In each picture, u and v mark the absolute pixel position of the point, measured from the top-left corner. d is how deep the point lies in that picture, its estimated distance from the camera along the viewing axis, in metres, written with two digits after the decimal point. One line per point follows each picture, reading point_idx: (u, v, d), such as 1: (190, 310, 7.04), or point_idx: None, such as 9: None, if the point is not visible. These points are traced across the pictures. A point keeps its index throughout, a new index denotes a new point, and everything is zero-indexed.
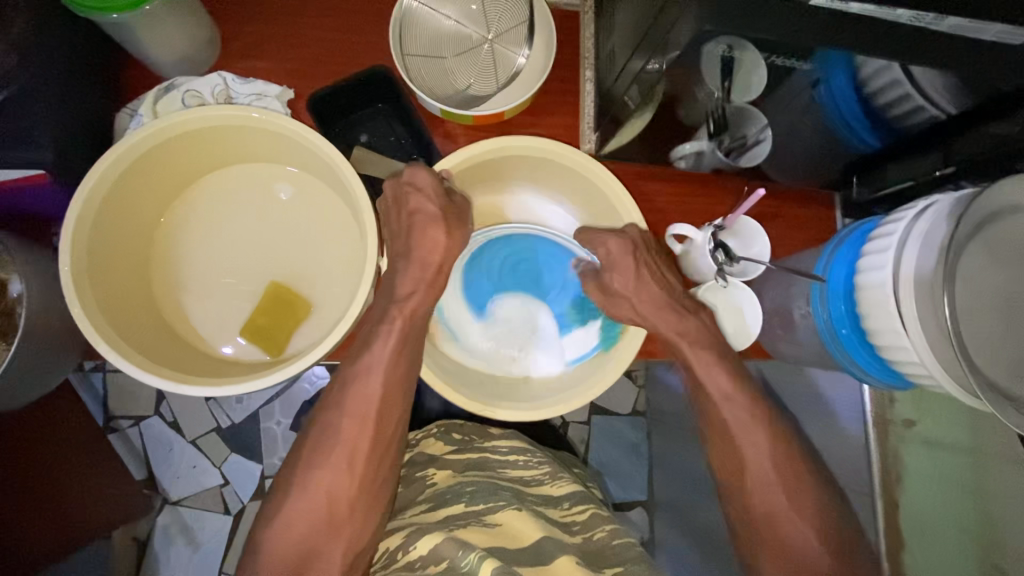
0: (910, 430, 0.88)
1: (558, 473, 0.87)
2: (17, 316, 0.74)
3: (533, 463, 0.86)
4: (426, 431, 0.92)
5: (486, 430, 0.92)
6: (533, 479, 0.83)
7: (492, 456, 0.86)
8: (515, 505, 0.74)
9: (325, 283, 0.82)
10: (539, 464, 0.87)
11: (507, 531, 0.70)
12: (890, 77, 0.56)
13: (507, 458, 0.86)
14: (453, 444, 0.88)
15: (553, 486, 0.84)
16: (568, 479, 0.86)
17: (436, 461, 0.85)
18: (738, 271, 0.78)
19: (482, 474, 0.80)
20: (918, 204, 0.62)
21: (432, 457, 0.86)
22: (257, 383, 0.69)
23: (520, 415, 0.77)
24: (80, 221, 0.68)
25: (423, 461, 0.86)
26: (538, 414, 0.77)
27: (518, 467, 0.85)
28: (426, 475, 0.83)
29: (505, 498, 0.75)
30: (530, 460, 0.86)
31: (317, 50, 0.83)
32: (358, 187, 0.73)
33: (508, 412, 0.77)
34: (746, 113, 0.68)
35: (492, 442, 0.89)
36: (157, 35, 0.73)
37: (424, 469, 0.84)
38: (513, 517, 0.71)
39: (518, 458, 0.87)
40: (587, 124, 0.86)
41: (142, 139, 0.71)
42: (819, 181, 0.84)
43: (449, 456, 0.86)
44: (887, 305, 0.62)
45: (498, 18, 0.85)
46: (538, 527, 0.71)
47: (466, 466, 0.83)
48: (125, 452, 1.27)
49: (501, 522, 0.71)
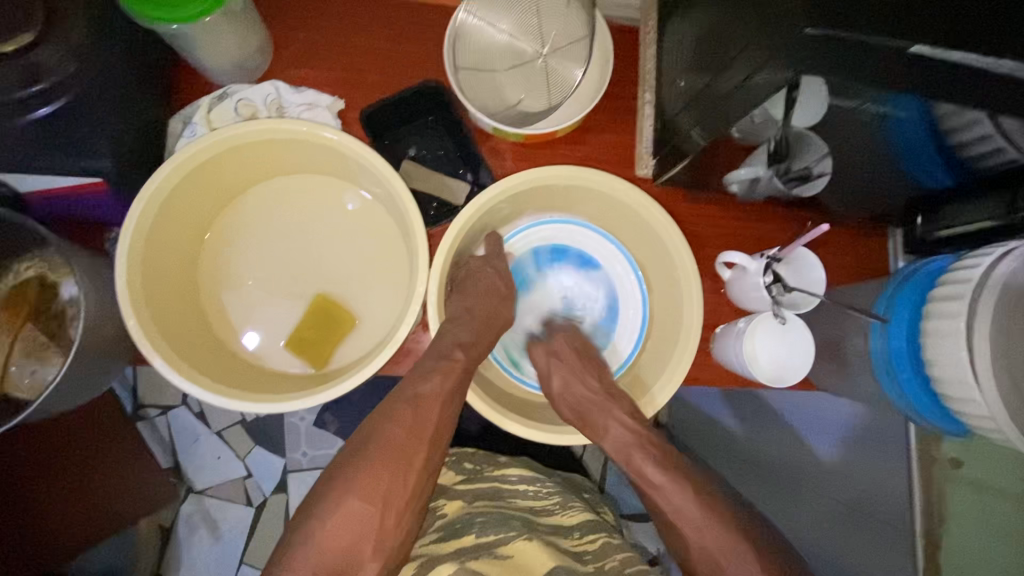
0: (957, 472, 0.86)
1: (569, 501, 0.86)
2: (69, 320, 0.76)
3: (543, 493, 0.86)
4: None
5: (495, 458, 0.92)
6: (542, 509, 0.83)
7: (502, 485, 0.85)
8: (526, 535, 0.74)
9: (369, 298, 0.81)
10: (549, 493, 0.87)
11: (518, 563, 0.70)
12: (972, 122, 0.54)
13: (517, 487, 0.86)
14: (464, 474, 0.88)
15: (564, 515, 0.83)
16: (580, 507, 0.85)
17: (447, 492, 0.84)
18: (789, 303, 0.76)
19: (491, 505, 0.80)
20: (995, 249, 0.60)
21: (443, 487, 0.85)
22: (305, 402, 0.68)
23: (559, 439, 0.74)
24: (136, 232, 0.68)
25: (434, 491, 0.85)
26: (576, 439, 0.74)
27: (529, 497, 0.85)
28: (436, 507, 0.82)
29: (515, 528, 0.75)
30: (540, 490, 0.86)
31: (370, 60, 0.82)
32: (409, 205, 0.72)
33: (547, 434, 0.74)
34: (806, 139, 0.64)
35: (501, 471, 0.88)
36: (214, 42, 0.72)
37: (434, 500, 0.84)
38: (524, 547, 0.72)
39: (528, 487, 0.86)
40: (645, 149, 0.83)
41: (200, 151, 0.71)
42: (878, 214, 0.81)
43: (459, 486, 0.85)
44: (958, 355, 0.60)
45: (554, 32, 0.83)
46: (550, 557, 0.71)
47: (476, 496, 0.82)
48: (153, 442, 1.28)
49: (515, 552, 0.71)
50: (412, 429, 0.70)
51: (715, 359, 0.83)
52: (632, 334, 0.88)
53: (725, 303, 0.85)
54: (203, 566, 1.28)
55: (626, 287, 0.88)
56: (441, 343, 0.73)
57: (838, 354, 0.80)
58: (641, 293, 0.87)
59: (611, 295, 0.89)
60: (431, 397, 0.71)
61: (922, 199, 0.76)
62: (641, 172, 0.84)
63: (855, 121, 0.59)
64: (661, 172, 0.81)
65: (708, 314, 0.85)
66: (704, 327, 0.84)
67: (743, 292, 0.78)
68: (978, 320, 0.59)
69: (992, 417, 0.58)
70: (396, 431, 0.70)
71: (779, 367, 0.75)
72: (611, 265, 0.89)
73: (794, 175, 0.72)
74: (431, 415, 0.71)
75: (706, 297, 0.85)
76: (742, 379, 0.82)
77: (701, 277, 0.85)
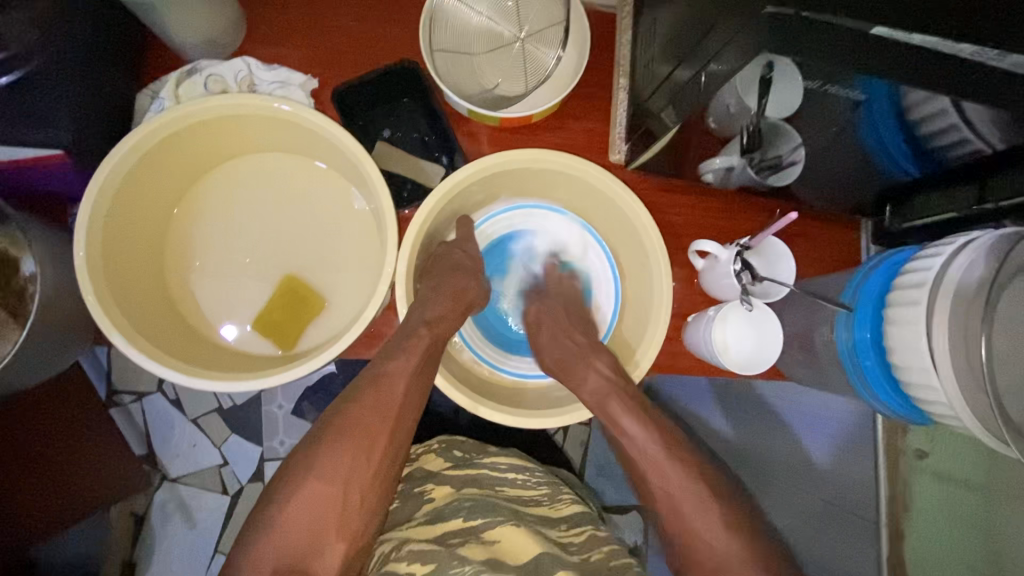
0: (922, 462, 0.87)
1: (559, 493, 0.86)
2: (30, 296, 0.74)
3: (531, 482, 0.86)
4: (426, 446, 0.90)
5: (484, 447, 0.90)
6: (532, 498, 0.83)
7: (490, 472, 0.84)
8: (513, 521, 0.74)
9: (339, 280, 0.81)
10: (538, 483, 0.86)
11: (503, 548, 0.70)
12: (936, 109, 0.54)
13: (505, 475, 0.85)
14: (452, 460, 0.86)
15: (551, 507, 0.83)
16: (568, 500, 0.85)
17: (435, 476, 0.83)
18: (760, 291, 0.77)
19: (480, 492, 0.79)
20: (956, 239, 0.61)
21: (430, 473, 0.84)
22: (269, 381, 0.67)
23: (535, 424, 0.74)
24: (97, 205, 0.67)
25: (422, 476, 0.84)
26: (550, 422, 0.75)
27: (517, 486, 0.84)
28: (423, 492, 0.80)
29: (503, 515, 0.75)
30: (528, 479, 0.86)
31: (345, 40, 0.81)
32: (378, 182, 0.71)
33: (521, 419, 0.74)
34: (779, 129, 0.65)
35: (491, 458, 0.87)
36: (182, 16, 0.71)
37: (421, 484, 0.82)
38: (511, 533, 0.72)
39: (517, 475, 0.86)
40: (618, 134, 0.83)
41: (165, 124, 0.69)
42: (850, 205, 0.81)
43: (447, 471, 0.84)
44: (919, 345, 0.61)
45: (532, 17, 0.83)
46: (535, 544, 0.71)
47: (465, 481, 0.81)
48: (125, 427, 1.26)
49: (499, 538, 0.71)
50: (377, 408, 0.70)
51: (687, 347, 0.83)
52: (606, 317, 0.87)
53: (698, 292, 0.85)
54: (175, 553, 1.26)
55: (600, 271, 0.87)
56: (408, 327, 0.73)
57: (808, 344, 0.81)
58: (613, 276, 0.86)
59: (585, 279, 0.88)
60: (398, 381, 0.71)
61: (891, 189, 0.76)
62: (614, 158, 0.84)
63: (819, 108, 0.59)
64: (634, 159, 0.81)
65: (681, 303, 0.85)
66: (676, 316, 0.84)
67: (716, 280, 0.78)
68: (937, 309, 0.60)
69: (951, 403, 0.59)
70: (364, 416, 0.69)
71: (748, 355, 0.75)
72: (584, 248, 0.88)
73: (766, 163, 0.73)
74: (400, 400, 0.71)
75: (679, 286, 0.85)
76: (715, 369, 0.82)
77: (673, 266, 0.85)
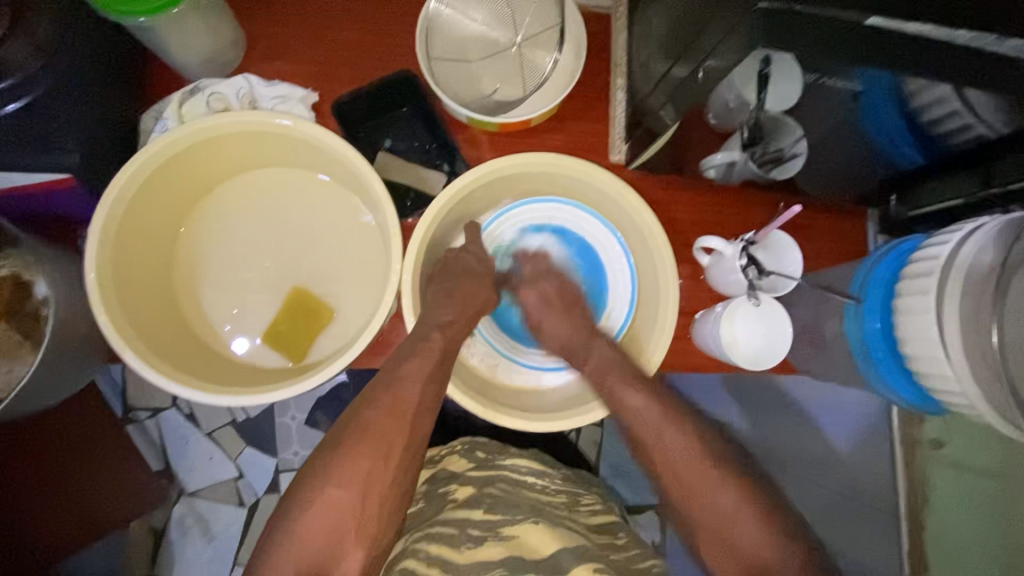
0: (938, 452, 0.85)
1: (577, 499, 0.85)
2: (43, 318, 0.74)
3: (551, 488, 0.85)
4: (449, 448, 0.90)
5: (505, 447, 0.90)
6: (551, 501, 0.82)
7: (511, 474, 0.84)
8: (533, 519, 0.74)
9: (347, 291, 0.81)
10: (557, 490, 0.85)
11: (523, 544, 0.70)
12: (937, 95, 0.53)
13: (525, 479, 0.84)
14: (475, 462, 0.86)
15: (570, 511, 0.82)
16: (587, 508, 0.84)
17: (458, 477, 0.83)
18: (767, 286, 0.76)
19: (501, 492, 0.79)
20: (964, 224, 0.60)
21: (453, 474, 0.84)
22: (280, 395, 0.68)
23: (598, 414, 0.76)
24: (106, 226, 0.68)
25: (445, 477, 0.84)
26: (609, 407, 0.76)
27: (537, 489, 0.83)
28: (447, 491, 0.81)
29: (523, 514, 0.75)
30: (548, 485, 0.85)
31: (343, 53, 0.82)
32: (381, 192, 0.72)
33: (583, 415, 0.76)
34: (781, 123, 0.64)
35: (511, 460, 0.87)
36: (182, 37, 0.71)
37: (445, 484, 0.83)
38: (530, 530, 0.71)
39: (536, 480, 0.85)
40: (617, 135, 0.84)
41: (169, 143, 0.70)
42: (854, 196, 0.81)
43: (469, 472, 0.84)
44: (929, 333, 0.60)
45: (527, 21, 0.84)
46: (556, 541, 0.70)
47: (487, 480, 0.82)
48: (143, 444, 1.26)
49: (518, 535, 0.71)
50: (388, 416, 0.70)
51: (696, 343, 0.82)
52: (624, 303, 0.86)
53: (705, 290, 0.84)
54: (195, 567, 1.26)
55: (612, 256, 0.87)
56: (428, 334, 0.73)
57: (818, 338, 0.80)
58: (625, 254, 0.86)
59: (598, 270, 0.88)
60: (418, 389, 0.70)
61: (894, 178, 0.76)
62: (615, 159, 0.84)
63: (819, 99, 0.59)
64: (633, 158, 0.81)
65: (687, 301, 0.84)
66: (683, 313, 0.84)
67: (723, 276, 0.77)
68: (945, 297, 0.59)
69: (963, 393, 0.58)
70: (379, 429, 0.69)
71: (758, 350, 0.74)
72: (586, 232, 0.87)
73: (769, 157, 0.72)
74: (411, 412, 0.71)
75: (686, 284, 0.84)
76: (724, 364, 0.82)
77: (678, 263, 0.85)
